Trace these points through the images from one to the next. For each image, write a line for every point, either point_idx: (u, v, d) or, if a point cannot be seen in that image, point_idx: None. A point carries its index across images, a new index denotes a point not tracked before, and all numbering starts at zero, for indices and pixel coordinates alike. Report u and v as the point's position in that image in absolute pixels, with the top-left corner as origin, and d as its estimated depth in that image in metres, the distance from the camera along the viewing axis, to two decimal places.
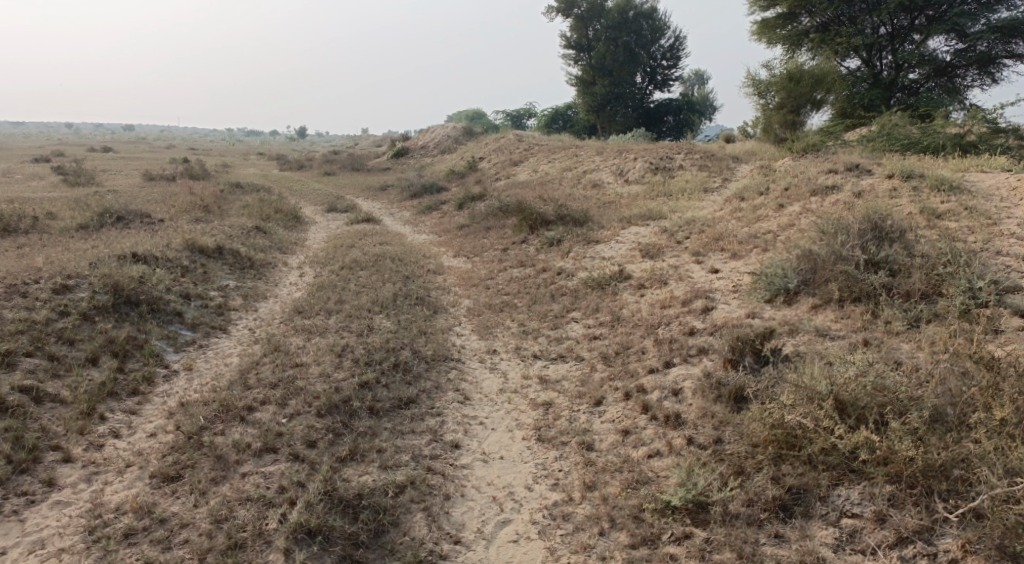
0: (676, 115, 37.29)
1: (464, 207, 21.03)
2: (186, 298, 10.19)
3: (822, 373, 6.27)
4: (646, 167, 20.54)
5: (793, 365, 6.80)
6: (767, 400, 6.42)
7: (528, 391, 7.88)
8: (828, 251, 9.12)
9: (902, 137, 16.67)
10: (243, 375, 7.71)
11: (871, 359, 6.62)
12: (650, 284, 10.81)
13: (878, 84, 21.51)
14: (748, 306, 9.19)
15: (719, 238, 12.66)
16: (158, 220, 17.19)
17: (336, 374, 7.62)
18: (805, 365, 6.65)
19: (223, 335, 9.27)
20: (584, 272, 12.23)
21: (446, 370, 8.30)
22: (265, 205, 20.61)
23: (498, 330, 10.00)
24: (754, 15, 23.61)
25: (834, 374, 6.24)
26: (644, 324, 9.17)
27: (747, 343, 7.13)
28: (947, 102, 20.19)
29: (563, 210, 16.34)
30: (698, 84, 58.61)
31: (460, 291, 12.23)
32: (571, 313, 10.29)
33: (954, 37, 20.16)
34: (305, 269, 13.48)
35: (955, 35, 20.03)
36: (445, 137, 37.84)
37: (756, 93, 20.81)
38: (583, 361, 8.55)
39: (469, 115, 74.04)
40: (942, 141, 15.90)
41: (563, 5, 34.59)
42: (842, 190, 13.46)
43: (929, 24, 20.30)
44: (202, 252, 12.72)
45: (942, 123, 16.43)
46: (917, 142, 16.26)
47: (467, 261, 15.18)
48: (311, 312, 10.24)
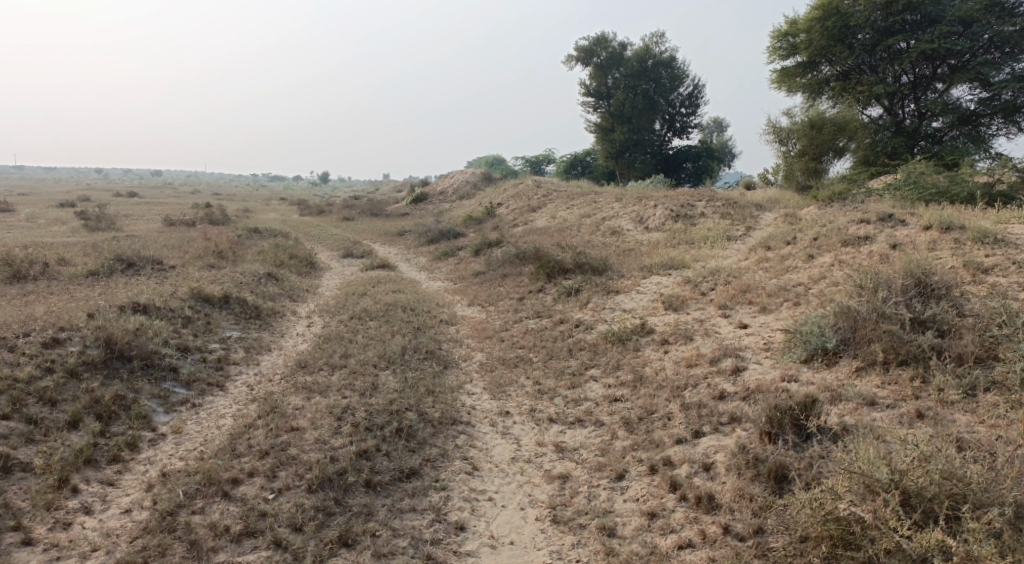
0: (695, 162, 36.91)
1: (480, 253, 20.56)
2: (184, 351, 9.67)
3: (878, 455, 5.52)
4: (667, 214, 20.00)
5: (840, 442, 6.07)
6: (813, 485, 5.71)
7: (543, 461, 7.20)
8: (868, 308, 8.45)
9: (931, 185, 16.03)
10: (233, 440, 7.13)
11: (930, 436, 5.90)
12: (675, 339, 10.14)
13: (900, 132, 20.96)
14: (782, 366, 8.50)
15: (747, 289, 12.00)
16: (170, 266, 16.87)
17: (334, 440, 7.03)
18: (854, 442, 5.93)
19: (219, 392, 8.71)
20: (603, 325, 11.60)
21: (454, 434, 7.66)
22: (280, 250, 20.26)
23: (511, 388, 9.35)
24: (773, 63, 23.28)
25: (892, 456, 5.50)
26: (669, 385, 8.49)
27: (786, 415, 6.43)
28: (972, 151, 19.59)
29: (582, 258, 15.79)
30: (718, 131, 58.39)
31: (473, 343, 11.62)
32: (590, 370, 9.63)
33: (978, 86, 19.65)
34: (314, 319, 12.96)
35: (979, 83, 19.51)
36: (464, 182, 37.69)
37: (777, 140, 20.28)
38: (603, 425, 7.86)
39: (490, 161, 74.33)
40: (973, 190, 15.22)
41: (582, 54, 34.61)
42: (873, 242, 12.80)
43: (952, 73, 19.83)
44: (208, 299, 12.25)
45: (970, 172, 15.81)
46: (945, 192, 15.59)
47: (482, 310, 14.63)
48: (314, 367, 9.66)
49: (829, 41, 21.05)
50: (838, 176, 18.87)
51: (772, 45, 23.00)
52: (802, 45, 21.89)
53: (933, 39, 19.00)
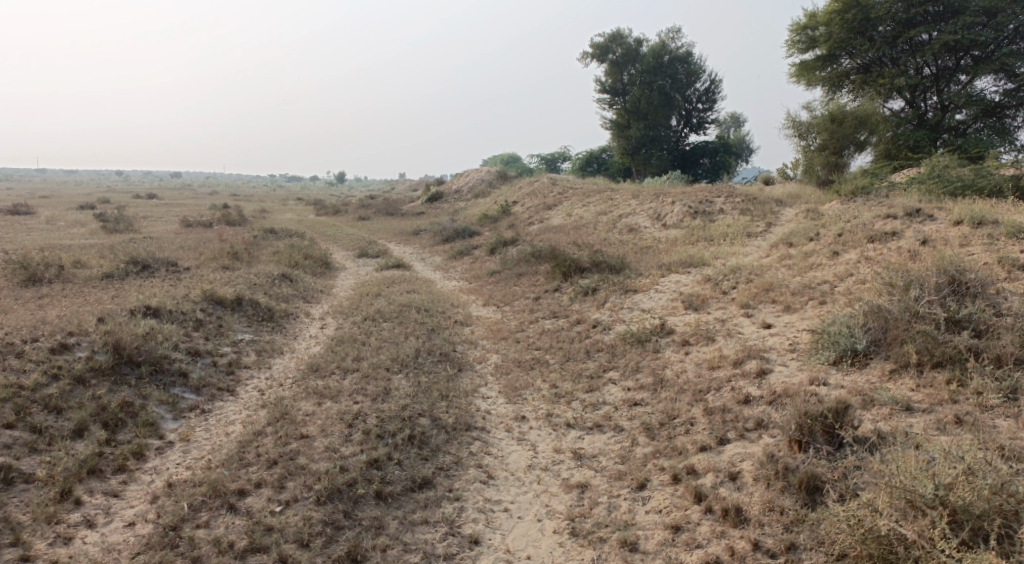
0: (712, 157, 36.42)
1: (496, 251, 20.30)
2: (195, 355, 9.50)
3: (920, 466, 5.21)
4: (685, 210, 19.64)
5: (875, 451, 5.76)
6: (849, 498, 5.41)
7: (560, 469, 6.93)
8: (899, 307, 8.13)
9: (956, 178, 15.56)
10: (241, 448, 6.93)
11: (973, 445, 5.58)
12: (696, 340, 9.82)
13: (923, 125, 20.42)
14: (809, 369, 8.16)
15: (770, 288, 11.65)
16: (185, 268, 16.77)
17: (345, 448, 6.81)
18: (891, 451, 5.62)
19: (229, 397, 8.53)
20: (622, 325, 11.29)
21: (468, 441, 7.41)
22: (295, 251, 20.14)
23: (528, 392, 9.07)
24: (791, 57, 22.81)
25: (935, 468, 5.18)
26: (691, 388, 8.20)
27: (817, 421, 6.12)
28: (997, 143, 19.06)
29: (599, 256, 15.49)
30: (735, 127, 57.72)
31: (489, 345, 11.37)
32: (608, 373, 9.33)
33: (1003, 77, 19.10)
34: (327, 320, 12.77)
35: (1003, 74, 18.97)
36: (479, 180, 37.42)
37: (797, 134, 19.83)
38: (623, 430, 7.58)
39: (505, 159, 74.07)
40: (999, 183, 14.73)
41: (597, 50, 34.22)
42: (900, 238, 12.40)
43: (976, 64, 19.31)
44: (221, 302, 12.08)
45: (997, 164, 15.32)
46: (970, 185, 15.07)
47: (498, 310, 14.37)
48: (326, 371, 9.46)
49: (848, 34, 20.59)
50: (860, 170, 18.39)
51: (790, 38, 22.50)
52: (821, 38, 21.42)
53: (956, 30, 18.49)
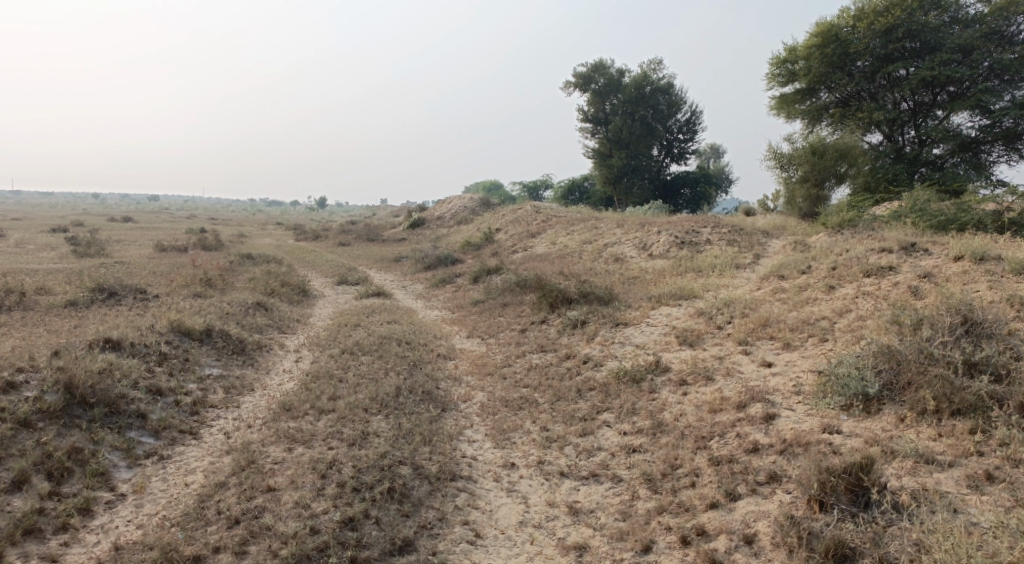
0: (693, 187, 36.34)
1: (479, 280, 19.73)
2: (156, 395, 8.81)
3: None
4: (671, 240, 19.25)
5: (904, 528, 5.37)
6: None
7: (554, 526, 6.38)
8: (912, 349, 7.66)
9: (937, 213, 15.34)
10: (201, 503, 6.29)
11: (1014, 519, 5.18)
12: (694, 379, 9.29)
13: (901, 159, 20.29)
14: (818, 414, 7.64)
15: (766, 324, 11.18)
16: (154, 295, 15.99)
17: (317, 505, 6.20)
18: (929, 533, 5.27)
19: (191, 441, 7.86)
20: (614, 362, 10.72)
21: (453, 493, 6.79)
22: (271, 277, 19.42)
23: (517, 435, 8.45)
24: (771, 90, 22.67)
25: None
26: (693, 434, 7.66)
27: (839, 479, 5.72)
28: (973, 178, 19.01)
29: (587, 287, 14.98)
30: (714, 158, 57.99)
31: (474, 381, 10.75)
32: (603, 414, 8.73)
33: (978, 113, 19.00)
34: (303, 353, 12.08)
35: (978, 110, 18.82)
36: (462, 207, 36.97)
37: (778, 166, 19.59)
38: (622, 480, 6.99)
39: (488, 186, 73.96)
40: (983, 218, 14.46)
41: (579, 81, 34.13)
42: (897, 273, 12.01)
43: (951, 100, 19.22)
44: (188, 333, 11.35)
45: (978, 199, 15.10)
46: (952, 220, 14.78)
47: (482, 342, 13.78)
48: (299, 411, 8.76)
49: (828, 69, 20.48)
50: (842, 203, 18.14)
51: (770, 72, 22.35)
52: (800, 73, 21.31)
53: (933, 66, 18.41)
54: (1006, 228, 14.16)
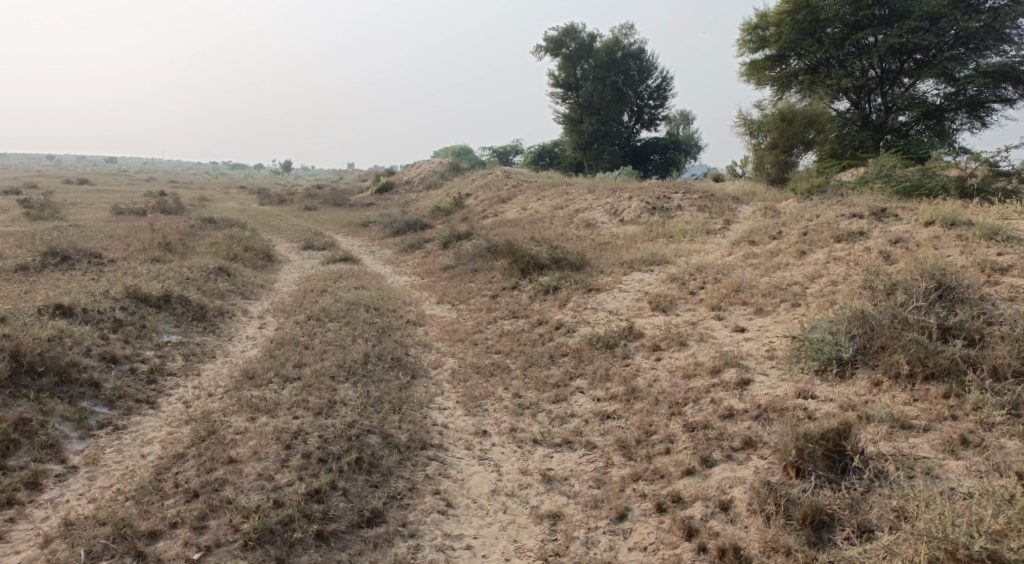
0: (663, 154, 36.19)
1: (449, 246, 19.39)
2: (111, 362, 8.45)
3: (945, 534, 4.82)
4: (642, 206, 19.08)
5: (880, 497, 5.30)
6: (858, 549, 5.05)
7: (528, 494, 6.25)
8: (887, 314, 7.61)
9: (902, 179, 15.38)
10: (158, 475, 6.02)
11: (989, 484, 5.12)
12: (667, 345, 9.18)
13: (867, 126, 20.33)
14: (792, 379, 7.58)
15: (739, 289, 11.10)
16: (110, 260, 15.39)
17: (280, 476, 5.96)
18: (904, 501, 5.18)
19: (148, 411, 7.58)
20: (586, 328, 10.56)
21: (423, 462, 6.61)
22: (235, 242, 18.85)
23: (488, 402, 8.27)
24: (742, 55, 22.42)
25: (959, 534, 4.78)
26: (667, 400, 7.56)
27: (816, 445, 5.65)
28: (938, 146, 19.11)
29: (558, 253, 14.77)
30: (684, 124, 57.83)
31: (444, 348, 10.52)
32: (576, 380, 8.59)
33: (944, 81, 19.07)
34: (267, 320, 11.71)
35: (944, 78, 18.91)
36: (431, 172, 36.35)
37: (748, 132, 19.47)
38: (596, 447, 6.86)
39: (457, 151, 73.06)
40: (947, 184, 14.55)
41: (550, 44, 33.45)
42: (868, 238, 11.98)
43: (918, 68, 19.24)
44: (145, 299, 10.91)
45: (943, 165, 15.15)
46: (918, 185, 14.84)
47: (452, 308, 13.52)
48: (263, 379, 8.47)
49: (798, 35, 20.30)
50: (810, 169, 18.09)
51: (741, 37, 22.04)
52: (771, 38, 21.10)
53: (901, 33, 18.34)
54: (969, 194, 14.23)
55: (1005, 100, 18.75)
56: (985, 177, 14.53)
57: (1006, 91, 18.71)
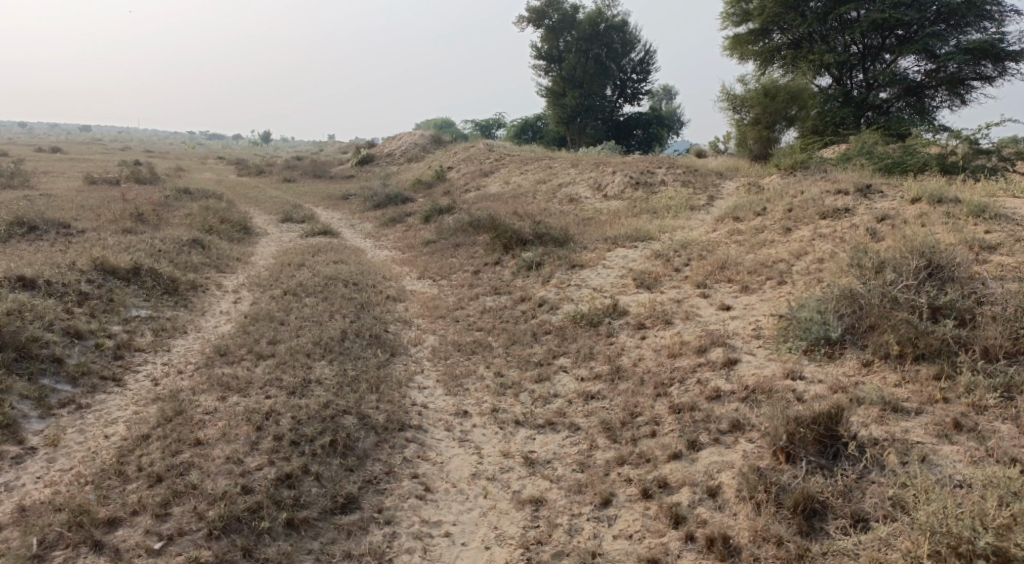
0: (646, 129, 35.88)
1: (430, 220, 19.03)
2: (75, 338, 8.11)
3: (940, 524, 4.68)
4: (626, 181, 18.82)
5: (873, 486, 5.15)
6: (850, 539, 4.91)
7: (510, 478, 6.06)
8: (876, 293, 7.45)
9: (883, 156, 15.26)
10: (120, 459, 5.74)
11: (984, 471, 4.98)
12: (652, 323, 8.99)
13: (848, 103, 20.19)
14: (780, 359, 7.41)
15: (724, 266, 10.91)
16: (79, 230, 14.88)
17: (250, 460, 5.71)
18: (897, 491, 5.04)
19: (113, 389, 7.31)
20: (570, 305, 10.33)
21: (401, 444, 6.40)
22: (210, 213, 18.36)
23: (469, 381, 8.04)
24: (726, 29, 22.06)
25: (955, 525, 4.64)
26: (653, 380, 7.37)
27: (807, 430, 5.51)
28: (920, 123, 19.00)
29: (541, 228, 14.50)
30: (667, 99, 57.44)
31: (424, 324, 10.25)
32: (559, 359, 8.38)
33: (924, 58, 18.93)
34: (242, 294, 11.35)
35: (925, 55, 18.77)
36: (412, 144, 35.76)
37: (731, 107, 19.24)
38: (580, 429, 6.68)
39: (439, 123, 72.18)
40: (928, 161, 14.44)
41: (533, 15, 32.78)
42: (852, 215, 11.83)
43: (900, 44, 19.06)
44: (113, 272, 10.50)
45: (924, 142, 15.04)
46: (898, 162, 14.73)
47: (433, 284, 13.23)
48: (235, 356, 8.18)
49: (782, 9, 19.98)
50: (793, 145, 17.91)
51: (726, 10, 21.66)
52: (754, 12, 20.72)
53: (884, 9, 18.13)
54: (949, 170, 14.14)
55: (986, 78, 18.66)
56: (966, 155, 14.45)
57: (985, 69, 18.63)
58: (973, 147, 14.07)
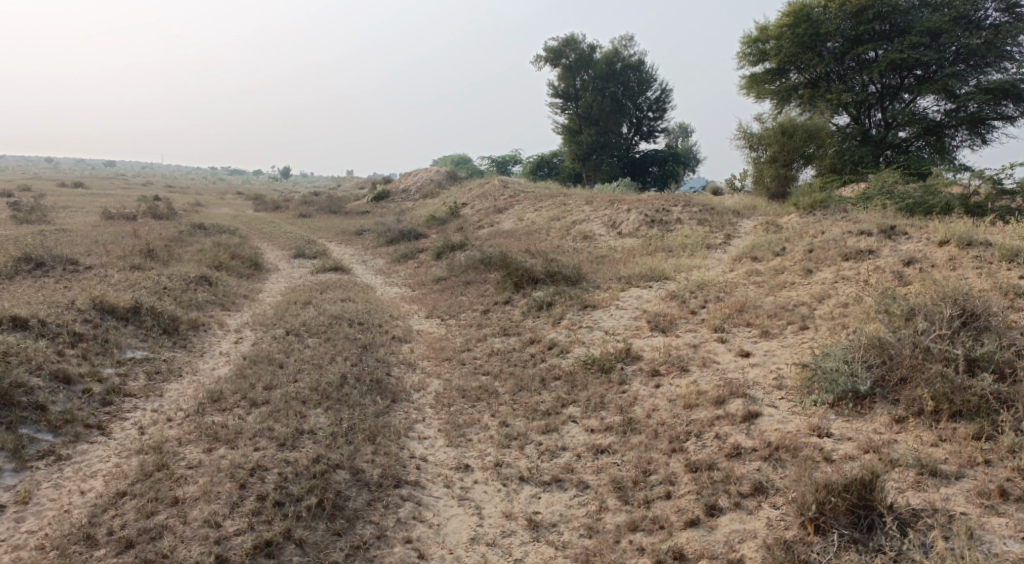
0: (661, 166, 35.64)
1: (442, 256, 18.74)
2: (63, 382, 7.78)
3: None
4: (641, 218, 18.46)
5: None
6: None
7: (511, 545, 5.70)
8: (907, 343, 6.95)
9: (903, 196, 14.83)
10: (91, 519, 5.55)
11: None
12: (667, 370, 8.52)
13: (866, 142, 19.81)
14: (805, 413, 6.91)
15: (743, 309, 10.47)
16: (87, 267, 14.72)
17: (229, 524, 5.53)
18: None
19: (98, 438, 6.97)
20: (581, 349, 9.89)
21: (396, 504, 6.04)
22: (221, 248, 18.17)
23: (473, 431, 7.61)
24: (741, 68, 21.86)
25: None
26: (668, 434, 6.91)
27: (838, 499, 5.02)
28: (941, 162, 18.53)
29: (553, 266, 14.12)
30: (681, 137, 57.37)
31: (430, 367, 9.85)
32: (569, 408, 7.91)
33: (944, 97, 18.54)
34: (245, 333, 11.02)
35: (944, 95, 18.40)
36: (428, 180, 35.74)
37: (747, 145, 18.90)
38: (588, 488, 6.23)
39: (456, 160, 72.61)
40: (950, 201, 13.96)
41: (550, 55, 32.92)
42: (877, 257, 11.35)
43: (918, 84, 18.71)
44: (112, 310, 10.21)
45: (944, 181, 14.60)
46: (921, 202, 14.25)
47: (441, 323, 12.86)
48: (228, 403, 7.80)
49: (798, 48, 19.72)
50: (810, 184, 17.52)
51: (741, 50, 21.49)
52: (771, 52, 20.55)
53: (902, 49, 17.82)
54: (973, 211, 13.67)
55: (1007, 118, 18.23)
56: (989, 195, 13.97)
57: (1006, 109, 18.20)
58: (997, 187, 13.62)
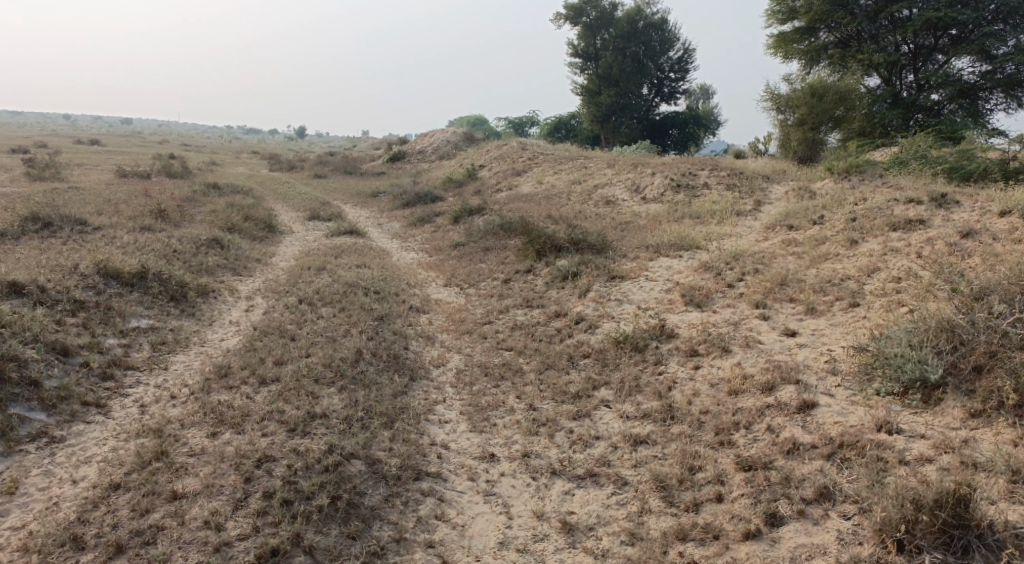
0: (681, 129, 34.50)
1: (460, 220, 18.05)
2: (60, 355, 7.24)
3: None
4: (666, 183, 17.63)
5: None
6: None
7: (543, 551, 5.22)
8: (982, 328, 6.20)
9: (939, 162, 13.94)
10: (79, 517, 5.16)
11: None
12: (708, 349, 7.84)
13: (897, 104, 18.69)
14: (866, 404, 6.25)
15: (784, 284, 9.73)
16: (96, 227, 14.19)
17: (231, 526, 5.11)
18: None
19: (95, 418, 6.46)
20: (611, 323, 9.22)
21: (416, 501, 5.58)
22: (234, 210, 17.55)
23: (497, 414, 7.01)
24: (769, 27, 20.69)
25: None
26: (714, 423, 6.29)
27: (933, 518, 4.52)
28: (976, 126, 17.47)
29: (577, 233, 13.39)
30: (702, 99, 55.75)
31: (449, 341, 9.25)
32: (601, 390, 7.29)
33: (980, 58, 17.40)
34: (256, 301, 10.43)
35: (980, 56, 17.27)
36: (445, 141, 34.84)
37: (774, 107, 17.89)
38: (627, 485, 5.71)
39: (473, 121, 71.42)
40: (988, 166, 13.02)
41: (570, 12, 31.66)
42: (928, 228, 10.49)
43: (953, 44, 17.58)
44: (116, 275, 9.62)
45: (982, 146, 13.68)
46: (957, 168, 13.32)
47: (460, 292, 12.24)
48: (236, 380, 7.23)
49: (829, 6, 18.53)
50: (840, 148, 16.58)
51: (770, 7, 20.29)
52: (800, 9, 19.36)
53: (938, 7, 16.68)
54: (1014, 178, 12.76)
55: None
56: None
57: None
58: None
